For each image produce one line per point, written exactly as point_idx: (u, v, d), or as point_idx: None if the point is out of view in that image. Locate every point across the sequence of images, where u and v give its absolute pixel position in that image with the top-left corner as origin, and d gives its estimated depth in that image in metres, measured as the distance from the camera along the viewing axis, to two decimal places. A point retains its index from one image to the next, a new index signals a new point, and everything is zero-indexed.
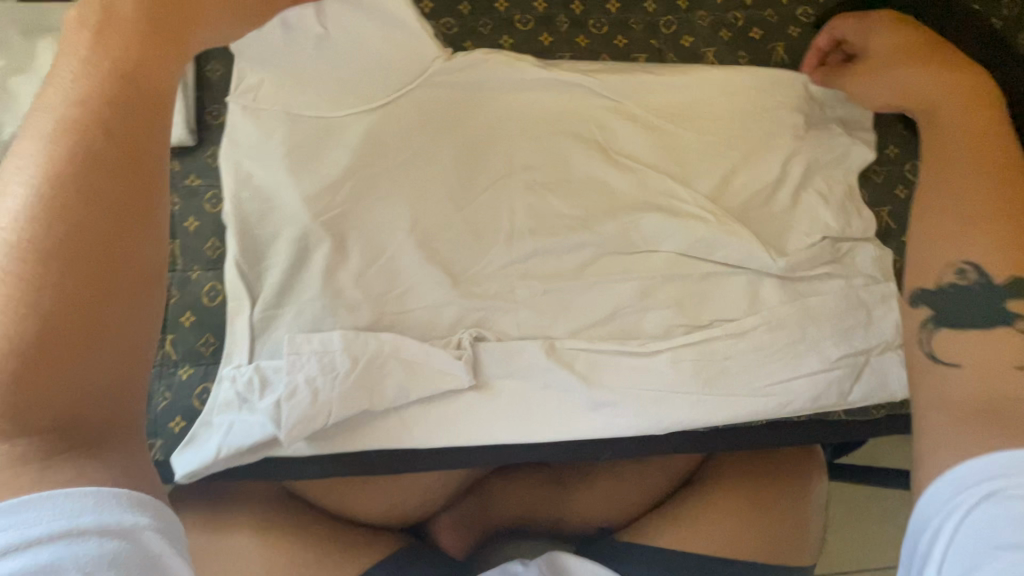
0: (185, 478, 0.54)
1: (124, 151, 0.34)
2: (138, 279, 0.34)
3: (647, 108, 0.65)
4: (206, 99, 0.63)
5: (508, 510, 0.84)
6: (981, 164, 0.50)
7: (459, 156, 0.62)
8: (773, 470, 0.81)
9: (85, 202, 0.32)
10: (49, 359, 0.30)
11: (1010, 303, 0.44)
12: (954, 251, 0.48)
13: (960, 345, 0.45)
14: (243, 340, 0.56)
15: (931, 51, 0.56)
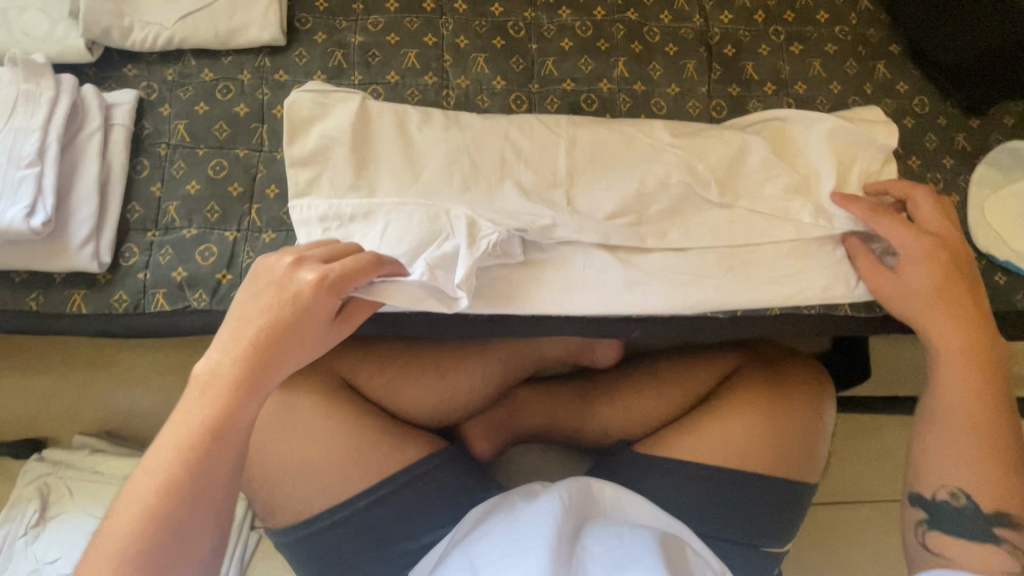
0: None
1: (201, 466, 0.49)
2: (199, 524, 0.49)
3: (684, 39, 0.74)
4: (297, 8, 0.72)
5: (531, 419, 0.90)
6: (974, 431, 0.60)
7: (512, 72, 0.71)
8: (789, 388, 0.83)
9: (162, 494, 0.48)
10: (178, 510, 0.48)
11: (997, 528, 0.57)
12: (952, 477, 0.60)
13: (950, 544, 0.59)
14: (320, 209, 0.63)
15: (958, 298, 0.62)
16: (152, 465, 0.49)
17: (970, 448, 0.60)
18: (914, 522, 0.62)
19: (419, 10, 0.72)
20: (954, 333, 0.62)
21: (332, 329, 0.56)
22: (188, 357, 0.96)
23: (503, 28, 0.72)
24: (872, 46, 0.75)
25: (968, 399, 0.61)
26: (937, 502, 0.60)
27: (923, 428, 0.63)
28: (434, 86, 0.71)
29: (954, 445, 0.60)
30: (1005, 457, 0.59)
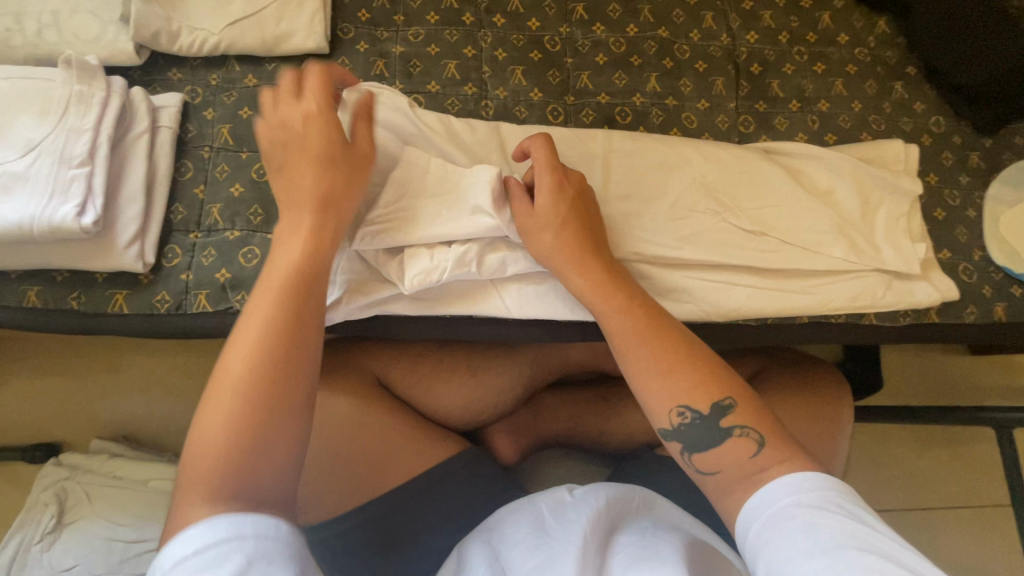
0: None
1: (309, 259, 0.54)
2: (309, 345, 0.51)
3: (712, 57, 0.76)
4: (340, 18, 0.73)
5: (556, 424, 0.91)
6: (637, 334, 0.59)
7: (549, 85, 0.74)
8: (810, 390, 0.85)
9: (276, 322, 0.50)
10: (281, 367, 0.49)
11: (725, 421, 0.55)
12: (671, 399, 0.57)
13: (712, 457, 0.56)
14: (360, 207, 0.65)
15: (592, 240, 0.63)
16: (252, 318, 0.50)
17: (659, 364, 0.57)
18: (680, 454, 0.58)
19: (459, 23, 0.74)
20: (580, 269, 0.61)
21: (330, 139, 0.57)
22: (211, 361, 0.97)
23: (540, 42, 0.75)
24: (890, 68, 0.78)
25: (631, 338, 0.59)
26: (677, 428, 0.57)
27: (626, 366, 0.59)
28: (473, 96, 0.72)
29: (653, 364, 0.57)
30: (714, 376, 0.57)
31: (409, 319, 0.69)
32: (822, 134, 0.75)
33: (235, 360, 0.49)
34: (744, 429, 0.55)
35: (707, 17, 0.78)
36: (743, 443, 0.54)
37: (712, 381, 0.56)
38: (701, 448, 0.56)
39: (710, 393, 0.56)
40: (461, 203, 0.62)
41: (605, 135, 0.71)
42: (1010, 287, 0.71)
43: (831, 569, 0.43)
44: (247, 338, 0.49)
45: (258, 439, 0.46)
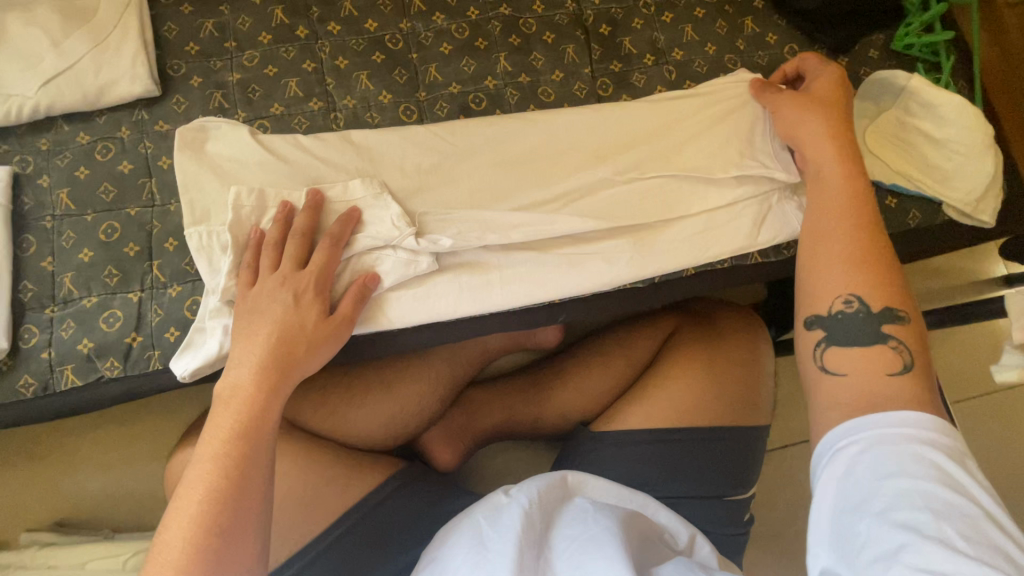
0: (188, 377, 0.61)
1: (261, 396, 0.56)
2: (252, 490, 0.53)
3: (559, 26, 0.75)
4: (167, 56, 0.70)
5: (490, 419, 0.89)
6: (841, 207, 0.59)
7: (397, 85, 0.71)
8: (721, 334, 0.86)
9: (226, 467, 0.52)
10: (218, 526, 0.50)
11: (886, 326, 0.53)
12: (840, 284, 0.55)
13: (846, 359, 0.53)
14: (214, 248, 0.63)
15: (842, 111, 0.64)
16: (191, 484, 0.52)
17: (852, 247, 0.56)
18: (816, 344, 0.54)
19: (294, 38, 0.72)
20: (826, 137, 0.63)
21: (302, 327, 0.59)
22: (134, 428, 0.94)
23: (381, 42, 0.72)
24: (738, 4, 0.78)
25: (836, 215, 0.59)
26: (835, 316, 0.54)
27: (808, 249, 0.59)
28: (321, 110, 0.70)
29: (841, 245, 0.57)
30: (892, 289, 0.54)
31: None
32: (680, 83, 0.75)
33: (172, 541, 0.49)
34: (897, 345, 0.52)
35: None
36: (888, 356, 0.52)
37: (888, 289, 0.54)
38: (845, 342, 0.53)
39: (888, 298, 0.54)
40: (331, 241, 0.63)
41: (461, 125, 0.69)
42: (884, 199, 0.72)
43: (933, 510, 0.41)
44: (181, 515, 0.50)
45: None
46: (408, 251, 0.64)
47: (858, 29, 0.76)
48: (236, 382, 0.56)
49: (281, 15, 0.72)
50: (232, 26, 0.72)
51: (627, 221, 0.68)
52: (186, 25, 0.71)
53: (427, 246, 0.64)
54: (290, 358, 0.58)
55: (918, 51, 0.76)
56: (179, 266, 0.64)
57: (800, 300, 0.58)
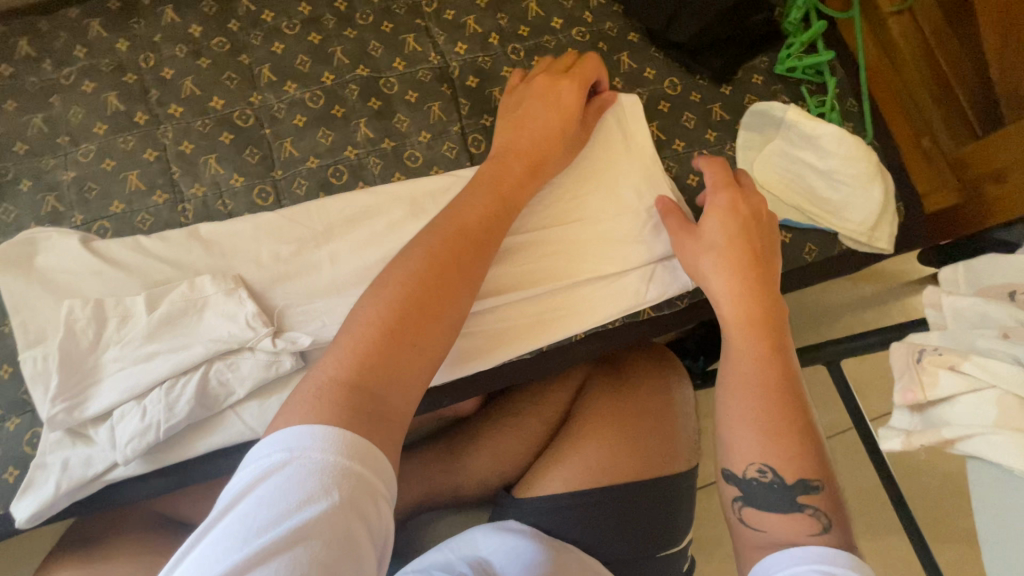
0: (28, 522, 0.55)
1: (474, 225, 0.56)
2: (439, 316, 0.50)
3: (421, 83, 0.70)
4: None
5: (409, 493, 0.84)
6: (758, 372, 0.53)
7: (248, 166, 0.66)
8: (636, 381, 0.83)
9: (420, 287, 0.50)
10: (393, 348, 0.47)
11: (802, 496, 0.49)
12: (753, 450, 0.51)
13: (762, 517, 0.50)
14: (46, 372, 0.56)
15: (747, 243, 0.59)
16: (370, 305, 0.49)
17: (761, 416, 0.51)
18: (732, 501, 0.52)
19: (133, 126, 0.66)
20: (733, 285, 0.57)
21: (524, 160, 0.61)
22: None
23: (229, 121, 0.67)
24: (612, 40, 0.74)
25: (747, 377, 0.54)
26: (749, 481, 0.51)
27: (721, 403, 0.54)
28: (167, 203, 0.65)
29: (755, 414, 0.51)
30: (810, 455, 0.50)
31: (148, 479, 0.59)
32: None
33: (325, 375, 0.45)
34: (814, 513, 0.48)
35: (408, 41, 0.72)
36: (806, 521, 0.48)
37: (806, 459, 0.50)
38: (760, 505, 0.50)
39: (806, 467, 0.49)
40: (181, 351, 0.57)
41: (319, 205, 0.64)
42: (778, 235, 0.68)
43: None
44: (341, 352, 0.46)
45: (362, 418, 0.42)
46: (267, 353, 0.58)
47: (737, 57, 0.73)
48: (462, 199, 0.58)
49: (117, 102, 0.67)
50: (63, 119, 0.66)
51: (507, 291, 0.64)
52: (12, 123, 0.66)
53: (286, 346, 0.58)
54: (522, 182, 0.61)
55: (801, 72, 0.73)
56: (18, 398, 0.59)
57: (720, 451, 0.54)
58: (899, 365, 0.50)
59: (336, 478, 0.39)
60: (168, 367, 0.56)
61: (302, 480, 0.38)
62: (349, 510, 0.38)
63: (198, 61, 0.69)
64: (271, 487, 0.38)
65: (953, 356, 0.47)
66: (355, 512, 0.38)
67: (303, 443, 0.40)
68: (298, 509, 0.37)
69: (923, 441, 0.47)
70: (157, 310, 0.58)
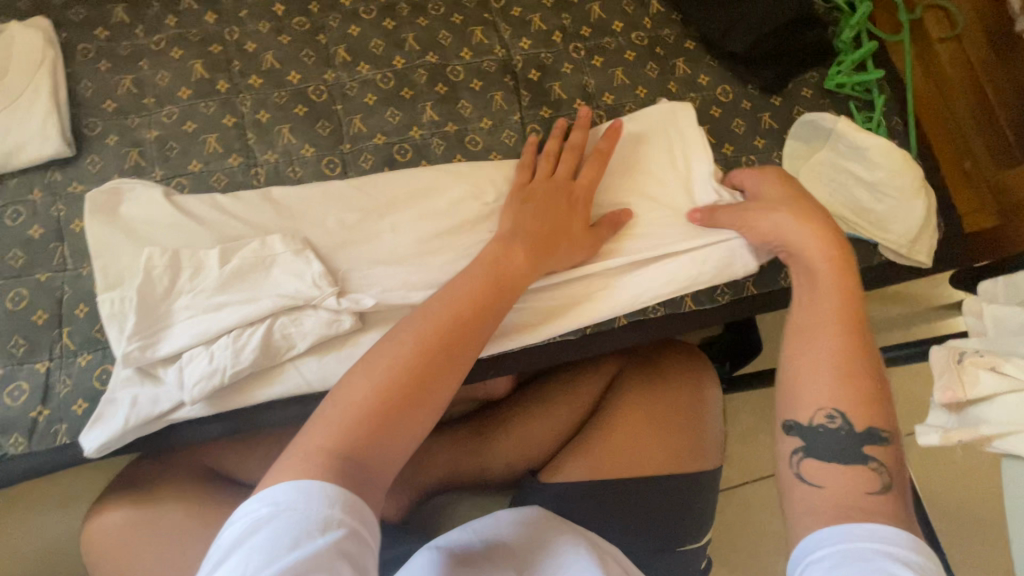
0: (96, 451, 0.58)
1: (529, 242, 0.62)
2: (469, 347, 0.54)
3: (485, 73, 0.74)
4: (82, 115, 0.68)
5: (435, 470, 0.86)
6: (832, 323, 0.56)
7: (318, 138, 0.70)
8: (666, 376, 0.84)
9: (458, 318, 0.54)
10: (427, 373, 0.51)
11: (868, 448, 0.51)
12: (822, 395, 0.53)
13: (821, 470, 0.51)
14: (122, 312, 0.60)
15: (813, 203, 0.63)
16: (413, 324, 0.53)
17: (835, 363, 0.53)
18: (792, 453, 0.53)
19: (214, 93, 0.70)
20: (814, 240, 0.60)
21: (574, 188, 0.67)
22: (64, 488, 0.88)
23: (304, 95, 0.71)
24: (669, 46, 0.77)
25: (822, 327, 0.56)
26: (815, 427, 0.52)
27: (790, 352, 0.56)
28: (241, 166, 0.68)
29: (828, 360, 0.54)
30: (879, 405, 0.52)
31: (209, 422, 0.63)
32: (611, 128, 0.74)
33: (365, 382, 0.50)
34: (879, 468, 0.50)
35: (476, 33, 0.75)
36: (866, 476, 0.49)
37: (871, 407, 0.52)
38: (823, 455, 0.51)
39: (872, 416, 0.51)
40: (251, 303, 0.60)
41: (385, 178, 0.68)
42: None
43: None
44: (380, 362, 0.51)
45: (380, 432, 0.48)
46: (329, 311, 0.61)
47: (788, 70, 0.76)
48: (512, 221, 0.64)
49: (201, 70, 0.71)
50: (151, 82, 0.70)
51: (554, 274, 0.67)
52: (103, 82, 0.70)
53: (349, 305, 0.61)
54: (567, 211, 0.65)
55: (850, 89, 0.76)
56: (91, 335, 0.62)
57: (781, 401, 0.55)
58: (939, 367, 0.52)
59: (321, 526, 0.41)
60: (238, 316, 0.59)
61: (287, 527, 0.40)
62: (336, 553, 0.40)
63: (279, 37, 0.73)
64: (260, 539, 0.40)
65: (993, 358, 0.49)
66: (340, 557, 0.40)
67: (290, 496, 0.42)
68: (285, 552, 0.39)
69: (961, 437, 0.48)
70: (230, 263, 0.61)
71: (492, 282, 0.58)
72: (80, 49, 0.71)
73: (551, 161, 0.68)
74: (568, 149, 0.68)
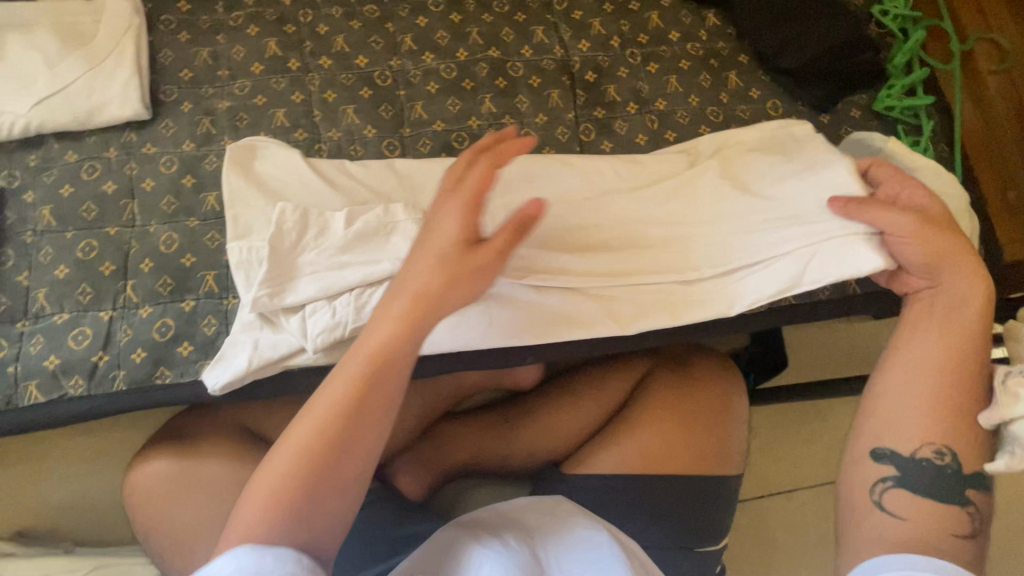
0: (220, 389, 0.62)
1: (424, 304, 0.49)
2: (385, 400, 0.50)
3: (544, 71, 0.77)
4: (161, 81, 0.72)
5: (459, 452, 0.88)
6: (967, 373, 0.57)
7: (381, 120, 0.73)
8: (696, 381, 0.85)
9: (370, 371, 0.49)
10: (343, 430, 0.49)
11: (969, 491, 0.55)
12: (939, 434, 0.56)
13: (905, 502, 0.55)
14: (256, 260, 0.63)
15: (964, 239, 0.60)
16: (340, 377, 0.50)
17: (959, 406, 0.56)
18: (881, 479, 0.56)
19: (285, 70, 0.74)
20: (970, 284, 0.59)
21: (460, 237, 0.49)
22: (95, 443, 0.90)
23: (369, 78, 0.74)
24: (723, 58, 0.79)
25: (954, 372, 0.57)
26: (920, 460, 0.56)
27: (907, 383, 0.58)
28: (306, 141, 0.71)
29: (954, 405, 0.56)
30: (983, 448, 0.56)
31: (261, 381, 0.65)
32: (662, 133, 0.76)
33: (296, 439, 0.49)
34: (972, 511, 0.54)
35: (537, 32, 0.78)
36: (959, 516, 0.54)
37: (979, 451, 0.56)
38: (911, 487, 0.55)
39: (979, 461, 0.56)
40: (374, 266, 0.62)
41: (442, 162, 0.70)
42: None
43: None
44: (310, 412, 0.49)
45: (309, 497, 0.48)
46: None
47: (840, 89, 0.77)
48: (423, 277, 0.49)
49: (275, 47, 0.74)
50: (226, 55, 0.74)
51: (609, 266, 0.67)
52: (182, 52, 0.73)
53: None
54: (461, 270, 0.49)
55: (899, 113, 0.77)
56: (153, 288, 0.65)
57: (880, 428, 0.58)
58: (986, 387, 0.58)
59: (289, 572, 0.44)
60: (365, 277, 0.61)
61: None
62: None
63: (350, 22, 0.76)
64: None
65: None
66: None
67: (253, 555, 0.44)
68: None
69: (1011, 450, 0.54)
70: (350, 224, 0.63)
71: (409, 318, 0.49)
72: (164, 20, 0.75)
73: (460, 183, 0.51)
74: (461, 186, 0.50)
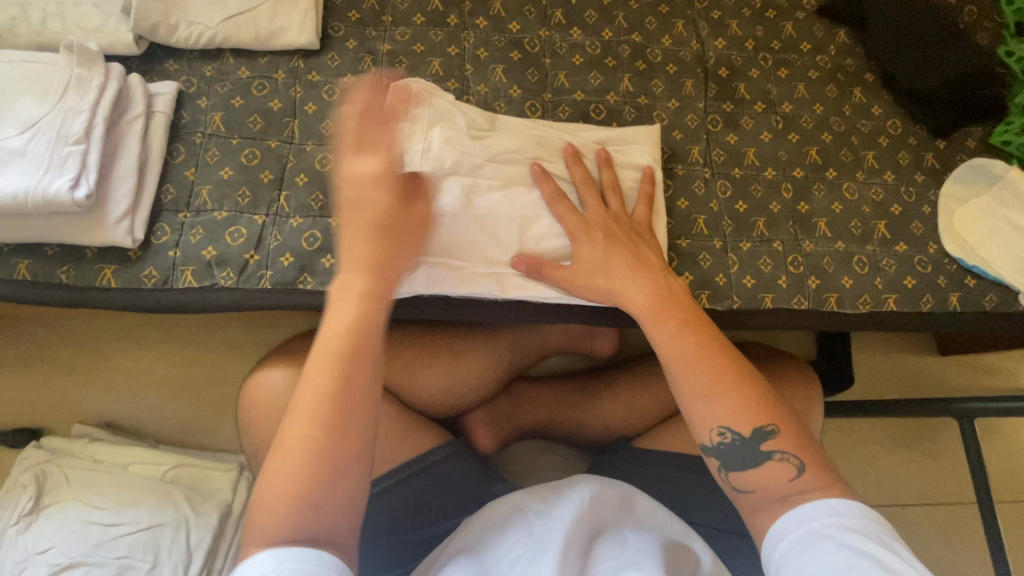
0: None
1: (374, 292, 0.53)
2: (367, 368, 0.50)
3: (680, 60, 0.81)
4: (331, 18, 0.77)
5: (536, 412, 0.92)
6: (703, 346, 0.58)
7: (526, 83, 0.78)
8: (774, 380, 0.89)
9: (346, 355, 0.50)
10: (334, 411, 0.48)
11: (765, 445, 0.55)
12: (717, 417, 0.56)
13: (753, 476, 0.55)
14: None
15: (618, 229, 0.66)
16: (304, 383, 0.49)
17: (701, 390, 0.56)
18: (716, 470, 0.57)
19: (444, 24, 0.79)
20: (641, 284, 0.62)
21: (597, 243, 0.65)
22: (192, 351, 0.97)
23: (520, 43, 0.79)
24: (849, 74, 0.83)
25: (679, 362, 0.58)
26: (715, 446, 0.56)
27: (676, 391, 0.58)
28: (455, 91, 0.76)
29: (702, 393, 0.56)
30: (762, 404, 0.56)
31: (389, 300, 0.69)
32: (786, 133, 0.80)
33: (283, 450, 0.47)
34: None
35: (677, 24, 0.83)
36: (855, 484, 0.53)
37: (751, 406, 0.55)
38: (734, 464, 0.56)
39: (769, 412, 0.55)
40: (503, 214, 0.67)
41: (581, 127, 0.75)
42: (964, 278, 0.75)
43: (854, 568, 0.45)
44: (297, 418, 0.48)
45: (324, 482, 0.47)
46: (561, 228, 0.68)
47: (963, 117, 0.80)
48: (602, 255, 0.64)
49: (437, 2, 0.79)
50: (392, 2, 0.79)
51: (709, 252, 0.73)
52: None
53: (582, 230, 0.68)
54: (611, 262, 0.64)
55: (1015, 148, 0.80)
56: (305, 201, 0.70)
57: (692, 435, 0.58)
58: None
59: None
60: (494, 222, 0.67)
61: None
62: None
63: None
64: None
65: None
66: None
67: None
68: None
69: None
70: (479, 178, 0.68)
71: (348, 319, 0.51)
72: None
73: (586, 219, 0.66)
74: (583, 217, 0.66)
